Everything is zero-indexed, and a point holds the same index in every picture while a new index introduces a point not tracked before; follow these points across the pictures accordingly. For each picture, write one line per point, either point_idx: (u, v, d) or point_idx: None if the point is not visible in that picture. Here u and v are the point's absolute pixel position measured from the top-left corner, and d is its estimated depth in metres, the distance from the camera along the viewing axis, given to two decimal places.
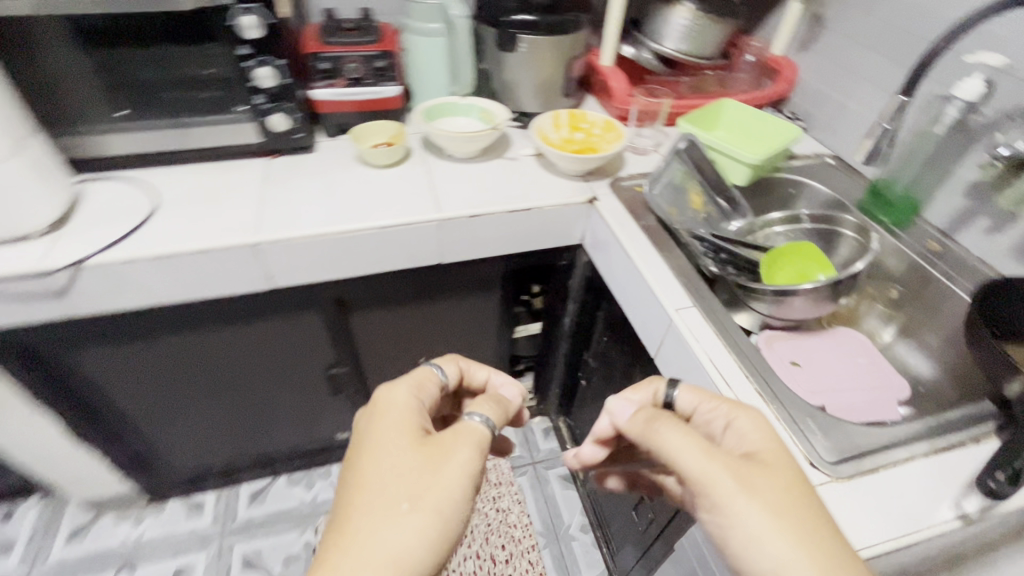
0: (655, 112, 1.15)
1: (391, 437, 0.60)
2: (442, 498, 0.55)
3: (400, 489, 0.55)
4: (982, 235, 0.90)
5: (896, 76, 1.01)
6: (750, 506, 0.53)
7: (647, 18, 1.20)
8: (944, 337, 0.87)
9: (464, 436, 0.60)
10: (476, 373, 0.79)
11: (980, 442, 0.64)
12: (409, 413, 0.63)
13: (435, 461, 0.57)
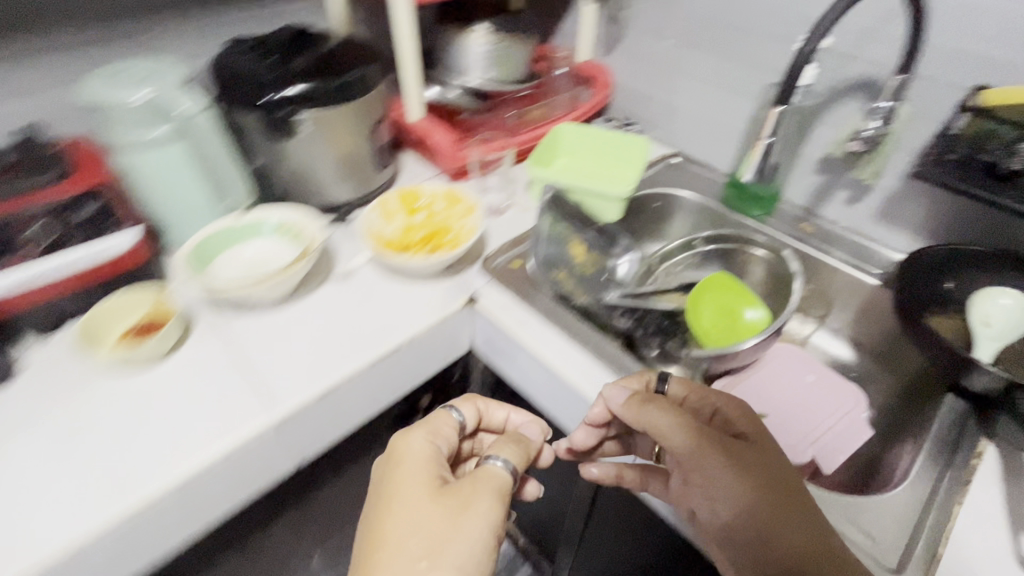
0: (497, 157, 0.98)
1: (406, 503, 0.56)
2: (462, 554, 0.52)
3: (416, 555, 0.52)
4: (845, 206, 0.90)
5: (715, 66, 0.97)
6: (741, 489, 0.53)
7: (440, 50, 1.00)
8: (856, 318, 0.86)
9: (482, 485, 0.57)
10: (495, 413, 0.72)
11: (982, 455, 0.60)
12: (420, 466, 0.59)
13: (445, 525, 0.54)
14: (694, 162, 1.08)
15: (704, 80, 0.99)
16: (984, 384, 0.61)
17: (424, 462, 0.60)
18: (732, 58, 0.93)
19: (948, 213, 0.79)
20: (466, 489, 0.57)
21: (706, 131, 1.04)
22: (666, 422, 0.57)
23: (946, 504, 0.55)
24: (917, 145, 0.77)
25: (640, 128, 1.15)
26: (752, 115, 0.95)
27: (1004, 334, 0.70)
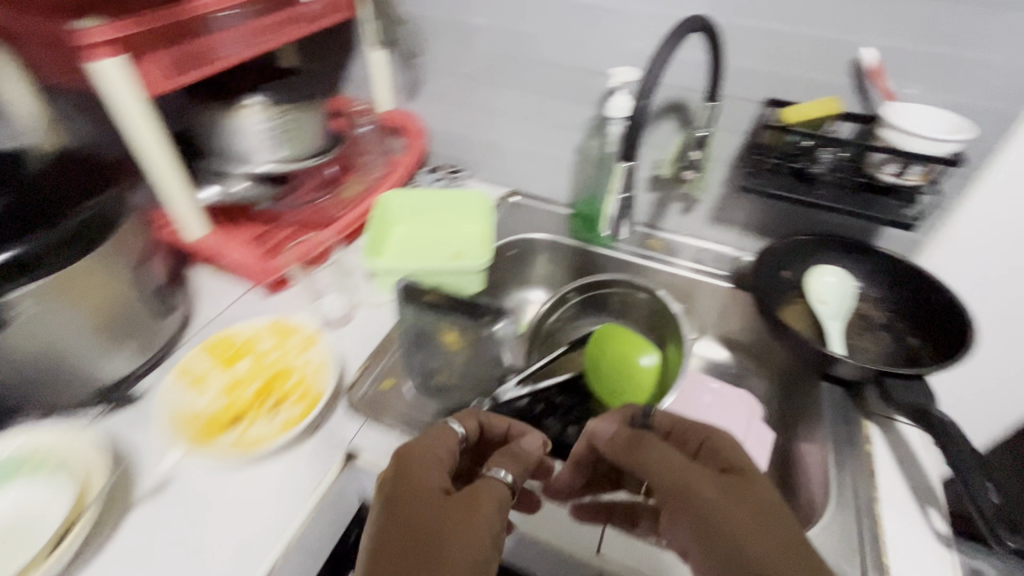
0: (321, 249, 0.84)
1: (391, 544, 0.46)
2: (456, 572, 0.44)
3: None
4: (681, 216, 0.94)
5: (530, 101, 0.92)
6: (739, 521, 0.50)
7: (205, 134, 0.78)
8: (720, 320, 0.91)
9: (475, 511, 0.49)
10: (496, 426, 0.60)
11: (872, 437, 0.66)
12: (410, 494, 0.50)
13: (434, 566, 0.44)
14: (533, 198, 1.03)
15: (523, 117, 0.94)
16: (850, 371, 0.67)
17: (419, 490, 0.50)
18: (546, 92, 0.89)
19: (768, 209, 0.86)
20: (457, 524, 0.47)
21: (537, 166, 1.00)
22: (661, 454, 0.57)
23: (870, 505, 0.59)
24: (731, 156, 0.83)
25: (469, 171, 1.06)
26: (579, 145, 0.93)
27: (841, 311, 0.79)
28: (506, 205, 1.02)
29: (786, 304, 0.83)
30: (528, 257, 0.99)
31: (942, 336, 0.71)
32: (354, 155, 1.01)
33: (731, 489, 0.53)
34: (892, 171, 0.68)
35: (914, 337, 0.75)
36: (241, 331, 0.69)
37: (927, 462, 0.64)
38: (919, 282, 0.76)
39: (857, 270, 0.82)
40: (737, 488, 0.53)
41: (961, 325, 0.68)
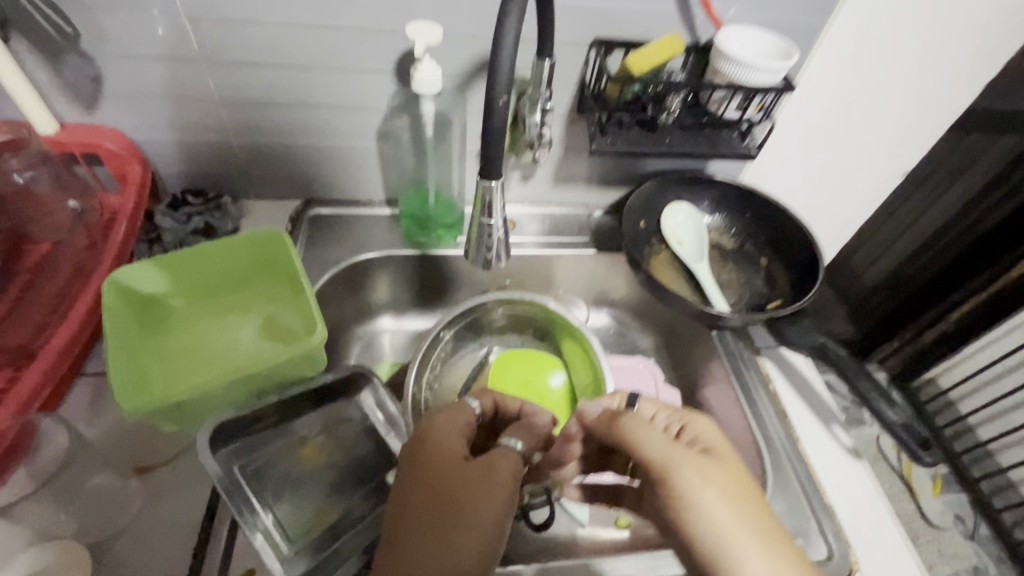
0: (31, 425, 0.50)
1: (407, 533, 0.44)
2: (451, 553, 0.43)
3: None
4: (522, 186, 0.81)
5: (292, 82, 0.64)
6: (719, 506, 0.44)
7: None
8: (590, 288, 0.84)
9: (486, 491, 0.46)
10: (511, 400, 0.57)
11: (767, 368, 0.69)
12: (427, 474, 0.47)
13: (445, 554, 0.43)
14: (337, 205, 0.78)
15: (286, 105, 0.66)
16: (739, 322, 0.68)
17: (440, 466, 0.47)
18: (315, 68, 0.63)
19: (612, 160, 0.78)
20: (461, 510, 0.45)
21: (329, 165, 0.74)
22: (637, 437, 0.48)
23: (795, 449, 0.62)
24: (566, 112, 0.70)
25: (230, 194, 0.76)
26: (379, 130, 0.70)
27: (702, 250, 0.78)
28: (305, 224, 0.76)
29: (652, 254, 0.78)
30: (359, 286, 0.77)
31: (787, 254, 0.77)
32: (21, 220, 0.63)
33: (714, 477, 0.45)
34: (736, 108, 0.66)
35: (763, 256, 0.79)
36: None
37: (812, 377, 0.70)
38: (755, 202, 0.79)
39: (701, 202, 0.81)
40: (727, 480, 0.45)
41: (803, 240, 0.75)
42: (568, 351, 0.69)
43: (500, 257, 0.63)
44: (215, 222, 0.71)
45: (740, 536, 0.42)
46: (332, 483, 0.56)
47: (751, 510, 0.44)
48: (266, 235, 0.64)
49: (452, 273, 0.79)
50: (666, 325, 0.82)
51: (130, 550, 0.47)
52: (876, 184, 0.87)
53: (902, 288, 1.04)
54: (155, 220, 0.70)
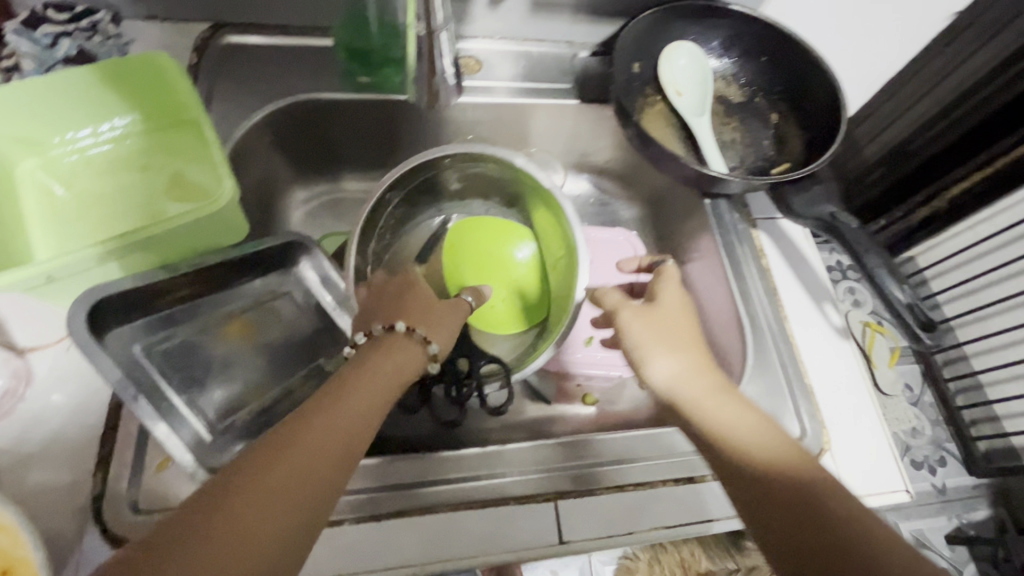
0: None
1: (361, 354, 0.40)
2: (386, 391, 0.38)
3: (366, 407, 0.36)
4: (489, 13, 0.64)
5: None
6: (635, 328, 0.48)
7: None
8: (570, 148, 0.72)
9: (447, 325, 0.46)
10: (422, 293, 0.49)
11: (760, 242, 0.62)
12: (394, 311, 0.44)
13: (404, 373, 0.40)
14: (255, 32, 0.62)
15: None
16: (739, 188, 0.58)
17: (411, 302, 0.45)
18: None
19: None
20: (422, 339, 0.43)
21: None
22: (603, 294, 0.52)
23: (781, 328, 0.57)
24: None
25: (108, 12, 0.58)
26: None
27: (703, 102, 0.66)
28: (214, 55, 0.60)
29: (645, 106, 0.65)
30: (291, 138, 0.63)
31: (805, 108, 0.65)
32: None
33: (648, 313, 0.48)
34: None
35: (775, 111, 0.67)
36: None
37: (812, 254, 0.62)
38: (775, 43, 0.64)
39: (711, 41, 0.66)
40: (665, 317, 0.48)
41: (828, 91, 0.62)
42: (542, 220, 0.59)
43: (451, 93, 0.54)
44: (91, 47, 0.55)
45: (658, 349, 0.46)
46: (267, 363, 0.50)
47: (677, 337, 0.47)
48: (149, 59, 0.51)
49: (404, 125, 0.65)
50: (654, 193, 0.72)
51: (30, 437, 0.41)
52: (919, 29, 0.71)
53: (903, 165, 0.82)
54: (8, 44, 0.54)
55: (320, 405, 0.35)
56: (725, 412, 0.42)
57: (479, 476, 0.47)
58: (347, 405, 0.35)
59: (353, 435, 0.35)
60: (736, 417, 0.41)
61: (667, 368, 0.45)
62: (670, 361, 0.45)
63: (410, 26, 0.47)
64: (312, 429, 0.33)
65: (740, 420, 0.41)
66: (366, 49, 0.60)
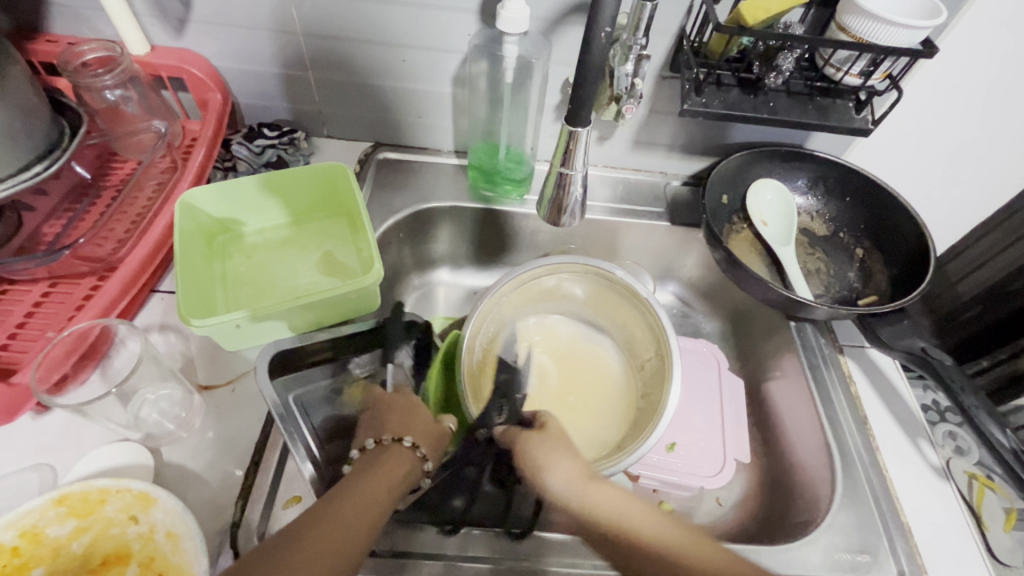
0: (98, 345, 0.51)
1: (359, 462, 0.44)
2: (364, 494, 0.41)
3: (377, 492, 0.41)
4: (596, 146, 0.75)
5: (374, 27, 0.63)
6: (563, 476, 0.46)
7: None
8: (657, 261, 0.79)
9: (418, 426, 0.48)
10: (389, 419, 0.48)
11: (847, 370, 0.63)
12: (367, 434, 0.47)
13: (392, 474, 0.43)
14: (408, 151, 0.77)
15: (366, 41, 0.65)
16: (825, 315, 0.62)
17: (387, 416, 0.49)
18: (393, 5, 0.61)
19: (700, 125, 0.71)
20: (403, 442, 0.46)
21: (400, 107, 0.72)
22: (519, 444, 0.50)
23: (873, 459, 0.56)
24: (658, 67, 0.63)
25: (303, 131, 0.76)
26: (454, 74, 0.67)
27: (789, 232, 0.71)
28: (372, 167, 0.75)
29: (731, 232, 0.72)
30: (421, 234, 0.75)
31: (889, 247, 0.69)
32: (110, 137, 0.66)
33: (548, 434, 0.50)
34: (858, 73, 0.57)
35: (859, 246, 0.71)
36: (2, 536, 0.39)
37: (905, 390, 0.62)
38: (859, 186, 0.70)
39: (796, 180, 0.73)
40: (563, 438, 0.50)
41: (916, 233, 0.66)
42: (637, 328, 0.63)
43: (573, 216, 0.56)
44: (287, 157, 0.72)
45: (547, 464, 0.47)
46: None
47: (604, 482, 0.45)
48: (334, 172, 0.66)
49: (513, 231, 0.76)
50: (736, 310, 0.76)
51: (193, 459, 0.49)
52: (1009, 182, 0.74)
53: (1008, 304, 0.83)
54: (232, 151, 0.71)
55: (322, 501, 0.39)
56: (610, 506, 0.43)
57: (561, 563, 0.49)
58: (337, 508, 0.39)
59: (367, 515, 0.39)
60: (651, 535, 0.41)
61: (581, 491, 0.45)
62: (567, 478, 0.46)
63: (553, 168, 0.53)
64: (342, 508, 0.39)
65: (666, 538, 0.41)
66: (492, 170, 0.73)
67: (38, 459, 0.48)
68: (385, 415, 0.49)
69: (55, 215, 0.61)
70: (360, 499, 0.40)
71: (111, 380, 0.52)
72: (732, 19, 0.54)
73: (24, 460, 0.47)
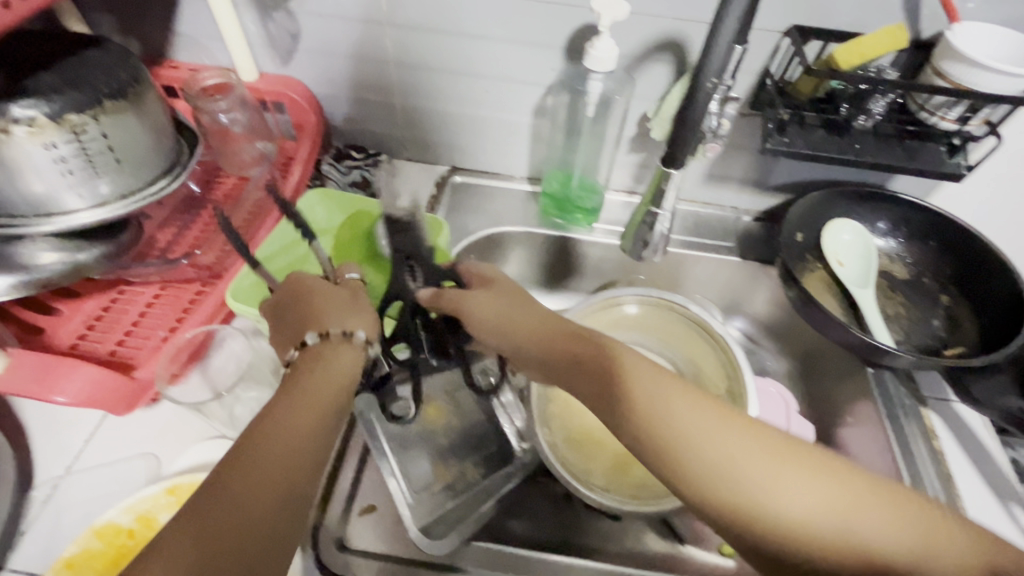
0: (200, 347, 0.56)
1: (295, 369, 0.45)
2: (305, 404, 0.42)
3: (319, 390, 0.43)
4: None
5: (463, 60, 0.67)
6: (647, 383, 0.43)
7: None
8: (724, 295, 0.78)
9: (338, 306, 0.49)
10: (308, 316, 0.48)
11: (930, 423, 0.60)
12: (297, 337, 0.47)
13: (330, 367, 0.45)
14: (483, 176, 0.80)
15: (455, 73, 0.68)
16: (907, 363, 0.59)
17: (306, 312, 0.48)
18: (485, 40, 0.64)
19: (776, 162, 0.71)
20: (332, 333, 0.47)
21: (479, 133, 0.75)
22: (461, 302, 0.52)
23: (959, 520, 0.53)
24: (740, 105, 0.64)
25: (386, 154, 0.80)
26: (535, 106, 0.70)
27: (867, 275, 0.70)
28: (447, 190, 0.79)
29: (805, 270, 0.71)
30: (490, 256, 0.78)
31: (980, 297, 0.66)
32: (217, 154, 0.73)
33: (492, 292, 0.53)
34: (955, 118, 0.55)
35: (944, 294, 0.68)
36: (122, 518, 0.44)
37: (995, 450, 0.59)
38: (948, 231, 0.68)
39: (877, 222, 0.71)
40: (505, 288, 0.54)
41: (1011, 286, 0.63)
42: (711, 372, 0.62)
43: (655, 252, 0.56)
44: (371, 178, 0.76)
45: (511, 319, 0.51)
46: (450, 443, 0.58)
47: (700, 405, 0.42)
48: (418, 218, 0.66)
49: (579, 256, 0.77)
50: (805, 350, 0.74)
51: None
52: None
53: None
54: (322, 171, 0.76)
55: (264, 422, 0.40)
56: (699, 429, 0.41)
57: None
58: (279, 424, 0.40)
59: (312, 424, 0.41)
60: (698, 430, 0.40)
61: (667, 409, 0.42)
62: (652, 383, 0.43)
63: (642, 206, 0.54)
64: (282, 421, 0.41)
65: (727, 454, 0.40)
66: (565, 198, 0.75)
67: (143, 449, 0.52)
68: (304, 311, 0.49)
69: (166, 224, 0.67)
70: (301, 405, 0.42)
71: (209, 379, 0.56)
72: (824, 62, 0.55)
73: (132, 448, 0.52)
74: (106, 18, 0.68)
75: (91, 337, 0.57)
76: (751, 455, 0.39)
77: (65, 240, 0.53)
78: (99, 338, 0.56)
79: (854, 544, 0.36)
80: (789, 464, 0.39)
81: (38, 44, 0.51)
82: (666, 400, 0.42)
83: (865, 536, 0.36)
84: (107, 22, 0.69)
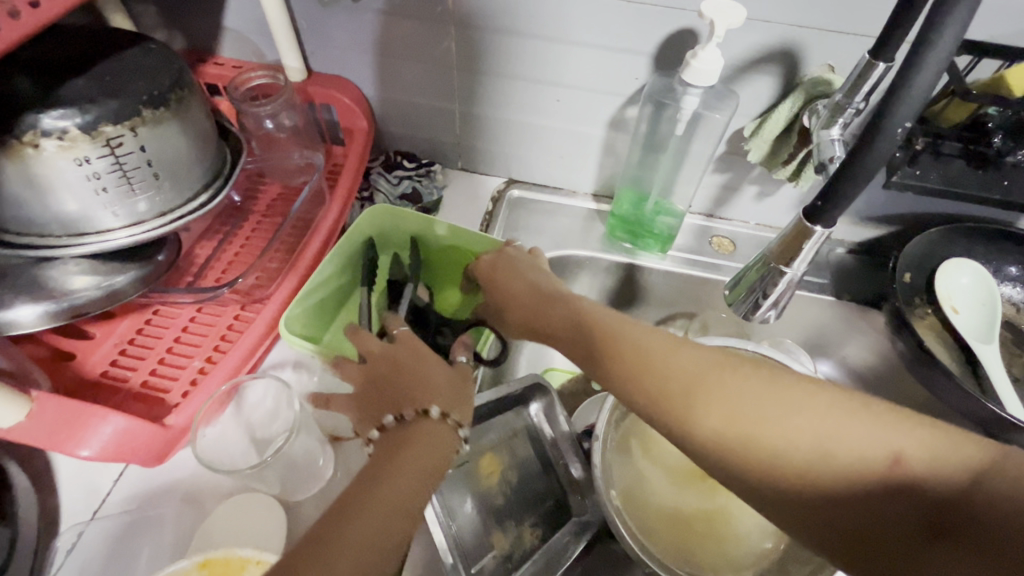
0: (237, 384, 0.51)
1: (387, 441, 0.40)
2: (402, 491, 0.37)
3: (414, 476, 0.38)
4: (753, 202, 0.66)
5: (534, 66, 0.59)
6: (678, 369, 0.40)
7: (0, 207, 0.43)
8: (809, 335, 0.69)
9: (436, 388, 0.43)
10: (401, 390, 0.43)
11: None
12: (388, 407, 0.43)
13: (429, 452, 0.40)
14: (543, 191, 0.72)
15: (524, 79, 0.61)
16: None
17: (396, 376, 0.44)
18: (562, 44, 0.56)
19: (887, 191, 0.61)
20: (429, 413, 0.41)
21: (543, 145, 0.67)
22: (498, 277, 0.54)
23: None
24: None
25: (439, 163, 0.73)
26: (611, 117, 0.62)
27: (990, 329, 0.60)
28: (504, 205, 0.72)
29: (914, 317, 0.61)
30: None
31: None
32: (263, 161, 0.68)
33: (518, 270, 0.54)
34: None
35: None
36: None
37: None
38: None
39: (1003, 266, 0.61)
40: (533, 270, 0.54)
41: None
42: None
43: (772, 309, 0.48)
44: (422, 189, 0.69)
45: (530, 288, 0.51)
46: (506, 504, 0.52)
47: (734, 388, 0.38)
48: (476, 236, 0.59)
49: (647, 284, 0.70)
50: None
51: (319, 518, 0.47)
52: None
53: None
54: (370, 180, 0.70)
55: (357, 495, 0.36)
56: (743, 410, 0.37)
57: None
58: (372, 510, 0.36)
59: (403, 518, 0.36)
60: (748, 416, 0.37)
61: (705, 404, 0.38)
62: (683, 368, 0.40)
63: (764, 258, 0.47)
64: (373, 506, 0.36)
65: (787, 432, 0.36)
66: (636, 221, 0.67)
67: (173, 496, 0.47)
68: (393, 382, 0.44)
69: (206, 236, 0.63)
70: (395, 491, 0.37)
71: (245, 418, 0.51)
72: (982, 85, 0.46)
73: (164, 494, 0.47)
74: (150, 10, 0.63)
75: (124, 362, 0.52)
76: (787, 423, 0.36)
77: (98, 263, 0.48)
78: (133, 365, 0.52)
79: (887, 472, 0.34)
80: (818, 406, 0.36)
81: (73, 43, 0.45)
82: (667, 357, 0.40)
83: (898, 462, 0.34)
84: (149, 14, 0.64)
